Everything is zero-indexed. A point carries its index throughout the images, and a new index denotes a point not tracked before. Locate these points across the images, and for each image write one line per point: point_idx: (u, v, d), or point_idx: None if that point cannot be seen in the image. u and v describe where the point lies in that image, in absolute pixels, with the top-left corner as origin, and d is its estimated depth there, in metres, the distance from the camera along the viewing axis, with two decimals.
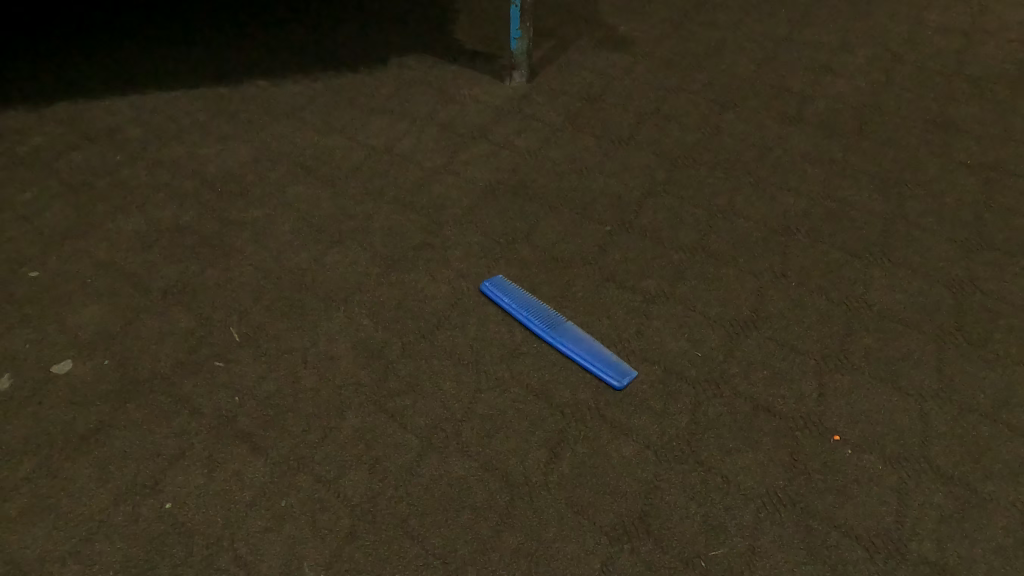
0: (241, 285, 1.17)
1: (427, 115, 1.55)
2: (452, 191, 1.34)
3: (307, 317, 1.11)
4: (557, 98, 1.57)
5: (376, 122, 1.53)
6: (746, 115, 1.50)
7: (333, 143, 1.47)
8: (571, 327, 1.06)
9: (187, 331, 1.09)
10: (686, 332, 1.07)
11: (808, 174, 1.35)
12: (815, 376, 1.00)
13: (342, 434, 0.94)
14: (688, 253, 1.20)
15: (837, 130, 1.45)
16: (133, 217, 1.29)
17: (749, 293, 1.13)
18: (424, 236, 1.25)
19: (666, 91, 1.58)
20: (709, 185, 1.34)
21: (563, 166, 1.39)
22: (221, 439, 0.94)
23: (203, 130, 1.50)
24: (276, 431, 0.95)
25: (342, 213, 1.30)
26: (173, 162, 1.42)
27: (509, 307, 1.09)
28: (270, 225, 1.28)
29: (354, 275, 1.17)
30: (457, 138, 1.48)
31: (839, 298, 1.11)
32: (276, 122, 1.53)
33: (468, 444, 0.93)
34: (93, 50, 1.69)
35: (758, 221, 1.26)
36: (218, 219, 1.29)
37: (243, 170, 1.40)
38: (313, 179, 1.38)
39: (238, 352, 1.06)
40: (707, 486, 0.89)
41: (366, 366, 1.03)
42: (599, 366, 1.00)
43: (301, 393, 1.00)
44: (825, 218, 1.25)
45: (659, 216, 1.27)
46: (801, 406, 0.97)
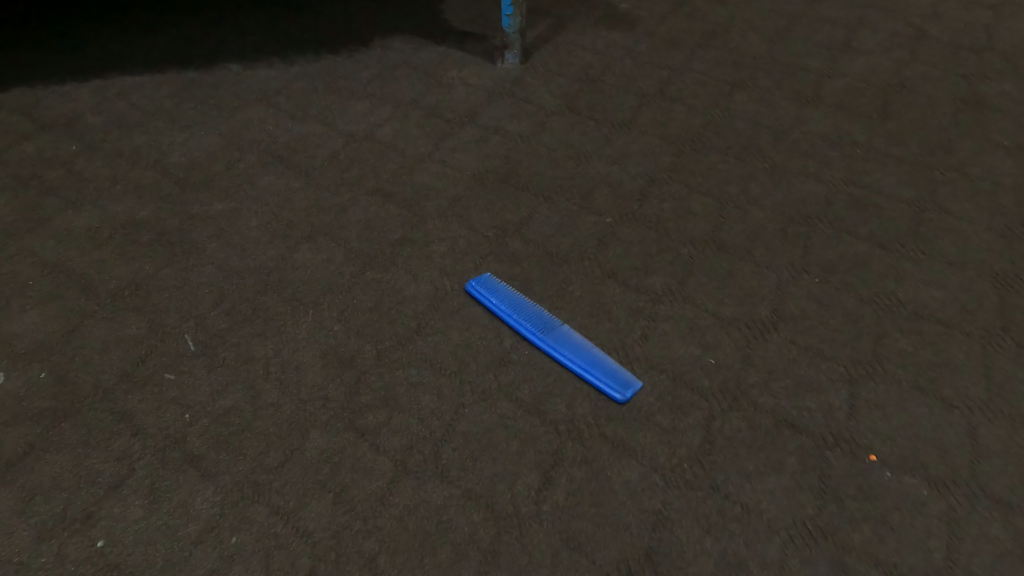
0: (199, 286, 1.05)
1: (411, 99, 1.42)
2: (437, 180, 1.22)
3: (271, 322, 0.99)
4: (552, 80, 1.45)
5: (356, 107, 1.40)
6: (759, 95, 1.38)
7: (308, 130, 1.35)
8: (568, 331, 0.94)
9: (137, 339, 0.97)
10: (697, 336, 0.95)
11: (828, 158, 1.23)
12: (845, 385, 0.88)
13: (305, 458, 0.83)
14: (698, 247, 1.08)
15: (859, 111, 1.32)
16: (85, 213, 1.17)
17: (767, 291, 1.00)
18: (405, 229, 1.13)
19: (671, 71, 1.46)
20: (719, 172, 1.21)
21: (559, 152, 1.27)
22: (166, 464, 0.82)
23: (168, 118, 1.38)
24: (230, 454, 0.83)
25: (315, 206, 1.18)
26: (133, 152, 1.30)
27: (498, 309, 0.97)
28: (235, 219, 1.16)
29: (326, 274, 1.06)
30: (444, 123, 1.36)
31: (868, 296, 0.99)
32: (248, 109, 1.41)
33: (448, 469, 0.81)
34: (50, 33, 1.57)
35: (774, 211, 1.13)
36: (179, 213, 1.17)
37: (209, 160, 1.28)
38: (285, 169, 1.26)
39: (192, 363, 0.94)
40: (724, 517, 0.77)
41: (335, 377, 0.91)
42: (599, 376, 0.88)
43: (260, 410, 0.88)
44: (849, 207, 1.13)
45: (664, 206, 1.15)
46: (830, 421, 0.85)
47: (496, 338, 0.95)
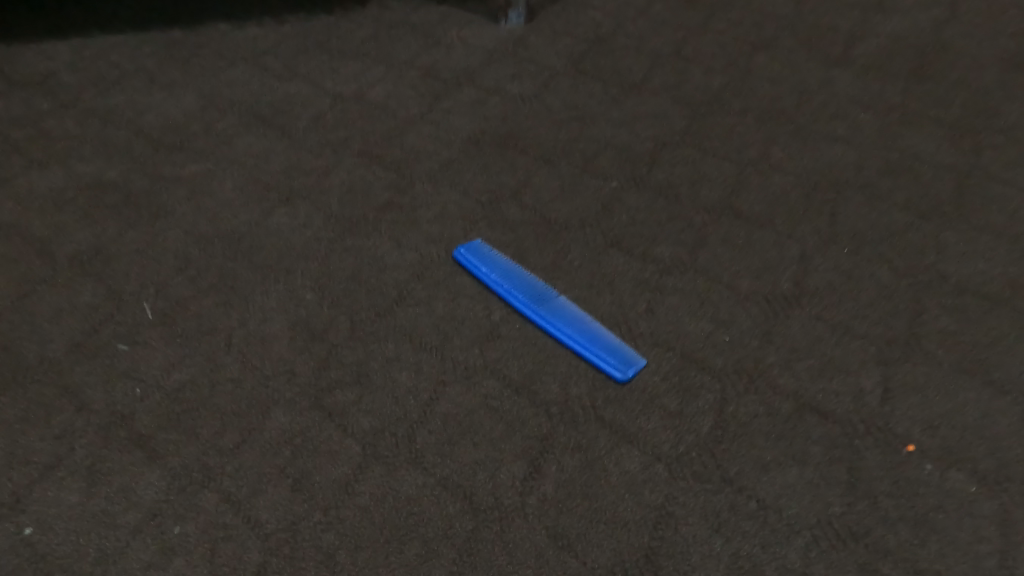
0: (164, 251, 0.96)
1: (406, 58, 1.32)
2: (429, 142, 1.12)
3: (238, 290, 0.90)
4: (559, 40, 1.34)
5: (347, 67, 1.31)
6: (783, 55, 1.27)
7: (295, 90, 1.25)
8: (565, 304, 0.84)
9: (91, 307, 0.88)
10: (710, 311, 0.84)
11: (859, 121, 1.11)
12: (878, 366, 0.78)
13: (263, 439, 0.73)
14: (713, 214, 0.97)
15: (894, 71, 1.21)
16: (50, 173, 1.09)
17: (789, 263, 0.90)
18: (391, 193, 1.03)
19: (688, 31, 1.34)
20: (738, 135, 1.10)
21: (563, 113, 1.17)
22: (110, 444, 0.74)
23: (147, 77, 1.29)
24: (181, 434, 0.74)
25: (296, 168, 1.09)
26: (106, 111, 1.21)
27: (488, 278, 0.87)
28: (209, 182, 1.07)
29: (302, 240, 0.96)
30: (440, 82, 1.25)
31: (905, 269, 0.88)
32: (232, 68, 1.31)
33: (423, 455, 0.71)
34: None
35: (799, 176, 1.02)
36: (150, 175, 1.08)
37: (186, 119, 1.19)
38: (267, 130, 1.17)
39: (149, 333, 0.85)
40: (737, 514, 0.67)
41: (304, 351, 0.82)
42: (598, 353, 0.78)
43: (218, 386, 0.79)
44: (882, 173, 1.02)
45: (677, 170, 1.04)
46: (861, 406, 0.74)
47: (483, 309, 0.85)
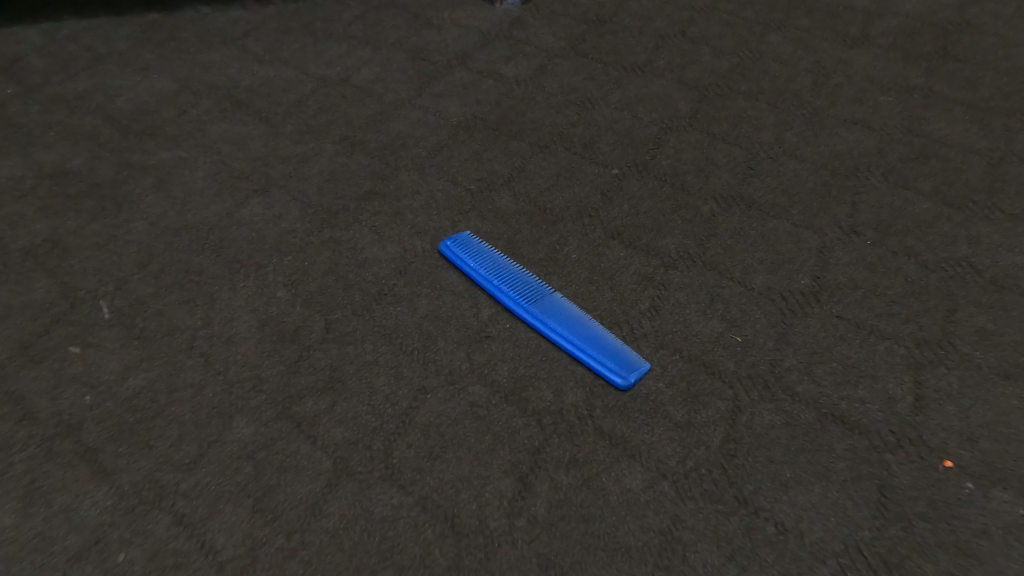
0: (127, 243, 0.88)
1: (395, 40, 1.24)
2: (417, 128, 1.05)
3: (205, 286, 0.82)
4: (557, 21, 1.26)
5: (331, 49, 1.23)
6: (796, 36, 1.19)
7: (275, 73, 1.18)
8: (559, 302, 0.77)
9: (43, 304, 0.81)
10: (720, 309, 0.77)
11: (880, 104, 1.03)
12: (908, 371, 0.70)
13: (224, 453, 0.66)
14: (723, 203, 0.90)
15: (915, 51, 1.13)
16: (9, 161, 1.01)
17: (807, 257, 0.82)
18: (374, 182, 0.95)
19: (695, 11, 1.26)
20: (750, 119, 1.03)
21: (561, 97, 1.09)
22: (54, 458, 0.66)
23: (119, 60, 1.22)
24: (133, 447, 0.67)
25: (273, 155, 1.01)
26: (74, 96, 1.14)
27: (476, 272, 0.80)
28: (179, 170, 0.99)
29: (276, 232, 0.89)
30: (430, 64, 1.18)
31: (934, 262, 0.81)
32: (210, 51, 1.23)
33: (400, 471, 0.64)
34: None
35: (815, 163, 0.95)
36: (116, 163, 1.01)
37: (159, 105, 1.12)
38: (244, 115, 1.09)
39: (104, 334, 0.77)
40: (753, 539, 0.59)
41: (272, 354, 0.74)
42: (596, 357, 0.71)
43: (177, 393, 0.71)
44: (906, 159, 0.94)
45: (683, 157, 0.97)
46: (890, 416, 0.67)
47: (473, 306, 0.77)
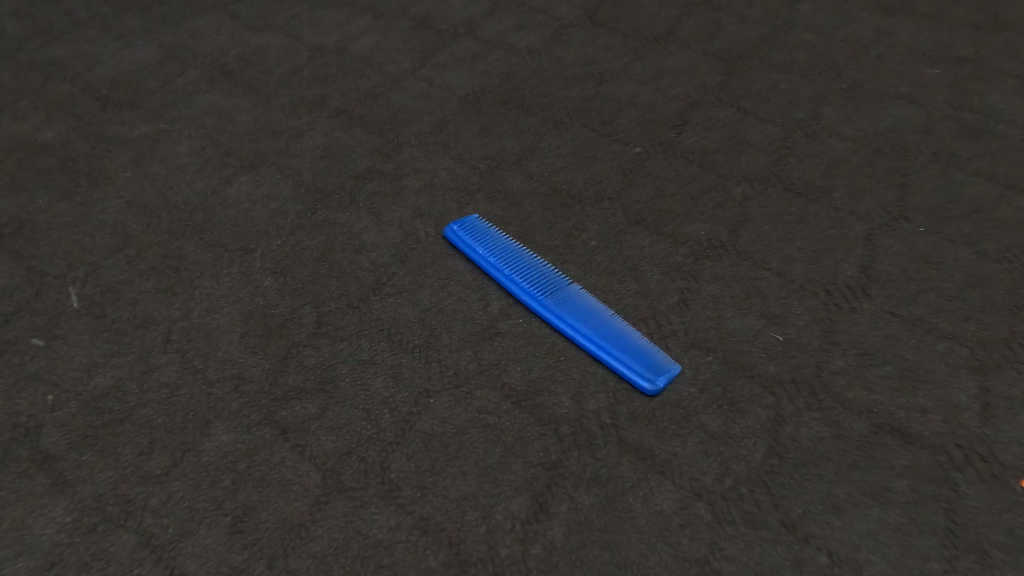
0: (100, 224, 0.80)
1: (397, 6, 1.15)
2: (420, 101, 0.96)
3: (184, 273, 0.74)
4: None
5: (328, 16, 1.14)
6: (831, 4, 1.09)
7: (268, 41, 1.09)
8: (579, 295, 0.69)
9: (6, 291, 0.73)
10: (757, 304, 0.69)
11: (926, 77, 0.94)
12: (972, 376, 0.62)
13: (199, 464, 0.58)
14: (757, 185, 0.81)
15: (963, 20, 1.04)
16: None
17: (852, 245, 0.74)
18: (373, 159, 0.87)
19: None
20: (783, 93, 0.94)
21: (576, 69, 1.00)
22: (9, 467, 0.59)
23: (100, 26, 1.13)
24: (97, 455, 0.59)
25: (263, 130, 0.93)
26: (49, 64, 1.05)
27: (485, 261, 0.72)
28: (160, 145, 0.91)
29: (264, 213, 0.81)
30: (434, 33, 1.09)
31: (995, 252, 0.72)
32: (198, 17, 1.15)
33: (398, 487, 0.56)
34: None
35: (857, 141, 0.86)
36: (93, 136, 0.93)
37: (141, 74, 1.03)
38: (232, 86, 1.01)
39: (70, 325, 0.70)
40: (803, 571, 0.51)
41: (257, 350, 0.66)
42: (620, 359, 0.63)
43: (149, 394, 0.64)
44: (958, 138, 0.85)
45: (712, 134, 0.88)
46: (955, 429, 0.59)
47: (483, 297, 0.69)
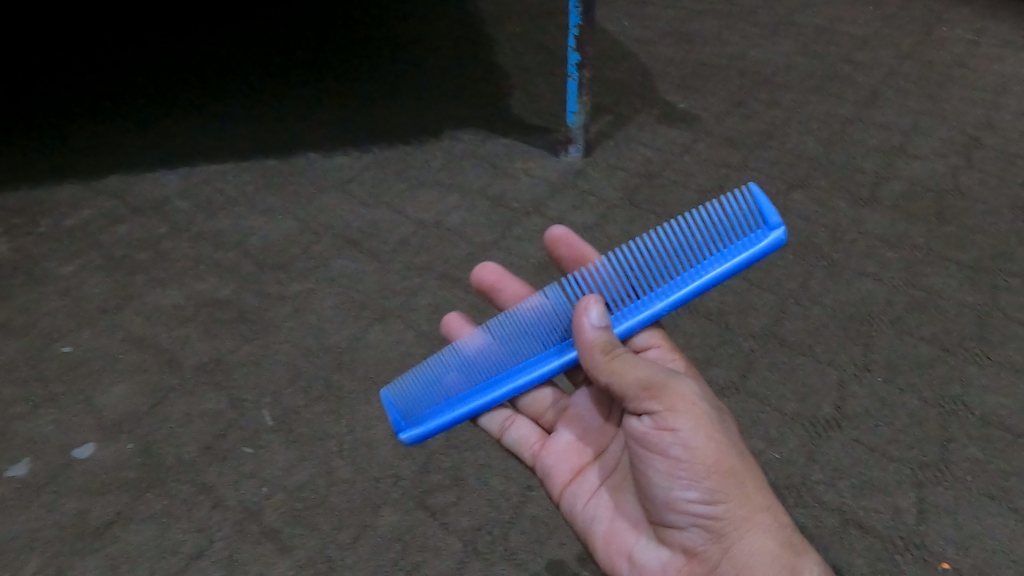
0: (276, 363, 1.10)
1: (479, 187, 1.49)
2: (504, 268, 1.28)
3: (343, 399, 1.03)
4: (613, 175, 1.52)
5: (426, 195, 1.48)
6: (815, 194, 1.43)
7: (381, 215, 1.42)
8: (628, 322, 0.73)
9: (216, 413, 1.02)
10: (760, 429, 0.97)
11: (887, 258, 1.25)
12: (912, 488, 0.90)
13: (377, 534, 0.86)
14: (759, 340, 1.10)
15: (916, 214, 1.36)
16: (172, 290, 1.25)
17: (829, 387, 1.02)
18: (473, 313, 1.18)
19: (729, 170, 1.52)
20: (780, 268, 1.24)
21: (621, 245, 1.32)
22: (244, 537, 0.87)
23: (248, 202, 1.48)
24: (305, 529, 0.87)
25: (386, 288, 1.24)
26: (216, 234, 1.39)
27: (754, 252, 0.70)
28: (311, 300, 1.22)
29: (397, 354, 1.10)
30: (510, 211, 1.42)
31: (933, 398, 1.00)
32: (324, 193, 1.49)
33: (516, 552, 0.85)
34: (145, 128, 1.71)
35: (837, 308, 1.15)
36: (259, 293, 1.24)
37: (286, 242, 1.36)
38: (359, 252, 1.33)
39: (270, 437, 0.98)
40: None
41: (406, 455, 0.94)
42: (453, 400, 0.78)
43: (334, 485, 0.91)
44: (911, 308, 1.15)
45: (725, 297, 1.18)
46: (897, 525, 0.87)
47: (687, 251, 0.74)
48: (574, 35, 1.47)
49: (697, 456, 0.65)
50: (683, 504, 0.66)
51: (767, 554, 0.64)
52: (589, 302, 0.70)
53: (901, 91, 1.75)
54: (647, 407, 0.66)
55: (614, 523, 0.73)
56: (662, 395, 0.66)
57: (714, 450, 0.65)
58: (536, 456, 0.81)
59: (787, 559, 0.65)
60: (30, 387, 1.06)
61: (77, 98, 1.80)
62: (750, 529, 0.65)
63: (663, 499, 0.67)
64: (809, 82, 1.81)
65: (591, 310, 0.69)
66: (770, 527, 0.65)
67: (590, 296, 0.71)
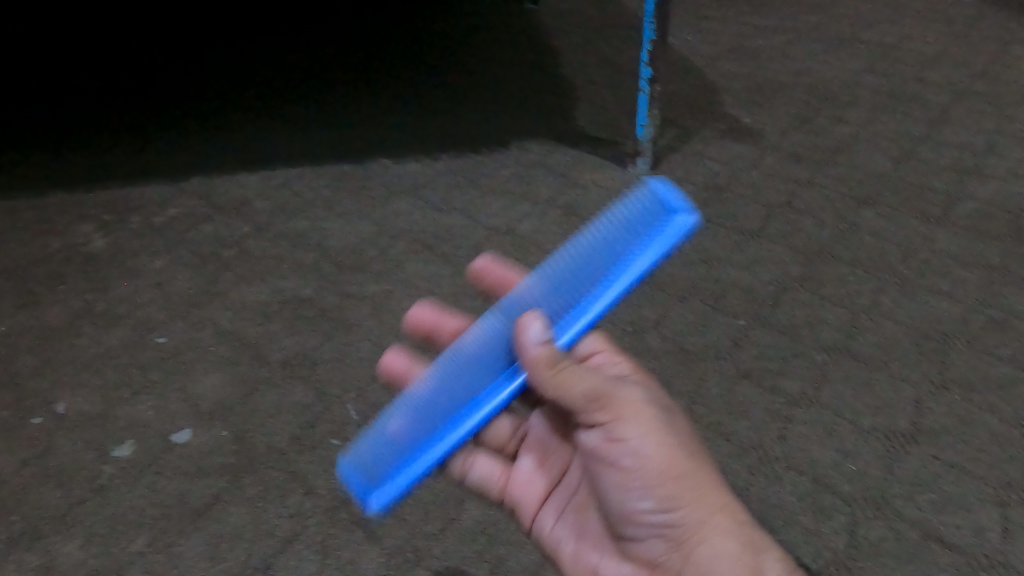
0: (359, 359, 1.14)
1: (549, 196, 1.53)
2: None
3: None
4: (681, 188, 1.54)
5: (497, 202, 1.51)
6: (886, 212, 1.43)
7: (454, 221, 1.46)
8: (563, 338, 0.63)
9: (304, 405, 1.06)
10: (836, 442, 0.99)
11: (963, 277, 1.25)
12: (994, 506, 0.91)
13: (462, 526, 0.89)
14: (832, 354, 1.12)
15: (991, 234, 1.35)
16: (257, 287, 1.30)
17: (905, 402, 1.03)
18: None
19: (798, 185, 1.53)
20: (851, 285, 1.25)
21: (691, 256, 1.34)
22: (335, 524, 0.90)
23: (326, 205, 1.53)
24: (393, 518, 0.91)
25: (462, 292, 1.28)
26: (296, 235, 1.44)
27: (670, 241, 0.62)
28: (391, 301, 1.26)
29: None
30: (580, 221, 1.45)
31: (1014, 419, 1.01)
32: (398, 199, 1.54)
33: None
34: (224, 129, 1.78)
35: (911, 325, 1.16)
36: (340, 292, 1.29)
37: (364, 245, 1.41)
38: (434, 256, 1.37)
39: (356, 431, 1.02)
40: None
41: None
42: None
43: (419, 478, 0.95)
44: (988, 327, 1.15)
45: (796, 313, 1.20)
46: (979, 542, 0.88)
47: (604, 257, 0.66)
48: (647, 50, 1.51)
49: (648, 463, 0.64)
50: (641, 514, 0.66)
51: (729, 558, 0.64)
52: (530, 318, 0.61)
53: (973, 111, 1.74)
54: (595, 419, 0.65)
55: (578, 545, 0.73)
56: (609, 405, 0.65)
57: (664, 456, 0.65)
58: (501, 490, 0.78)
59: (749, 561, 0.63)
60: (130, 375, 1.12)
61: (160, 99, 1.87)
62: (707, 533, 0.64)
63: (623, 508, 0.67)
64: (878, 100, 1.80)
65: (533, 327, 0.61)
66: (729, 529, 0.64)
67: (528, 310, 0.63)
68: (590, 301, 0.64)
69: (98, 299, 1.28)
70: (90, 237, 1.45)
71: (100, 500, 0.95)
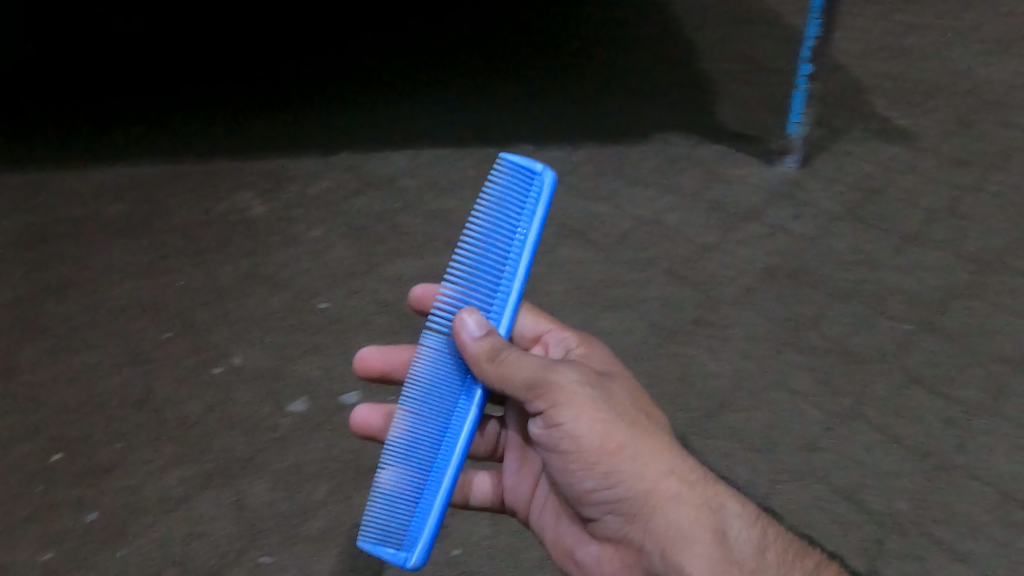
0: None
1: (696, 190, 1.51)
2: (728, 270, 1.29)
3: None
4: (832, 187, 1.50)
5: (641, 193, 1.50)
6: None
7: (601, 208, 1.46)
8: (502, 324, 0.72)
9: None
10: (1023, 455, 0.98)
11: None
12: None
13: None
14: (1009, 366, 1.08)
15: None
16: (410, 262, 1.33)
17: None
18: (702, 311, 1.21)
19: (961, 190, 1.46)
20: None
21: (849, 258, 1.30)
22: None
23: (472, 186, 1.55)
24: None
25: (613, 279, 1.28)
26: (445, 215, 1.46)
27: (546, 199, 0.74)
28: (543, 283, 1.28)
29: (631, 343, 1.16)
30: (729, 216, 1.42)
31: None
32: None
33: None
34: (369, 108, 1.83)
35: None
36: None
37: None
38: (583, 242, 1.37)
39: None
40: None
41: None
42: (405, 499, 0.71)
43: None
44: None
45: (968, 322, 1.16)
46: None
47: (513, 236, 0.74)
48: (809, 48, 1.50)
49: (591, 442, 0.67)
50: (593, 491, 0.69)
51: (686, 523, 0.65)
52: (464, 315, 0.69)
53: None
54: (535, 406, 0.69)
55: (559, 529, 0.80)
56: (546, 390, 0.68)
57: (602, 431, 0.67)
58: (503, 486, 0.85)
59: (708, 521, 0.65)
60: (298, 337, 1.17)
61: (307, 75, 1.94)
62: (659, 503, 0.66)
63: (579, 491, 0.70)
64: None
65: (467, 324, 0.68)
66: (681, 497, 0.66)
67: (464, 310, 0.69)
68: (509, 282, 0.73)
69: (263, 262, 1.34)
70: (251, 203, 1.51)
71: (282, 451, 1.00)
